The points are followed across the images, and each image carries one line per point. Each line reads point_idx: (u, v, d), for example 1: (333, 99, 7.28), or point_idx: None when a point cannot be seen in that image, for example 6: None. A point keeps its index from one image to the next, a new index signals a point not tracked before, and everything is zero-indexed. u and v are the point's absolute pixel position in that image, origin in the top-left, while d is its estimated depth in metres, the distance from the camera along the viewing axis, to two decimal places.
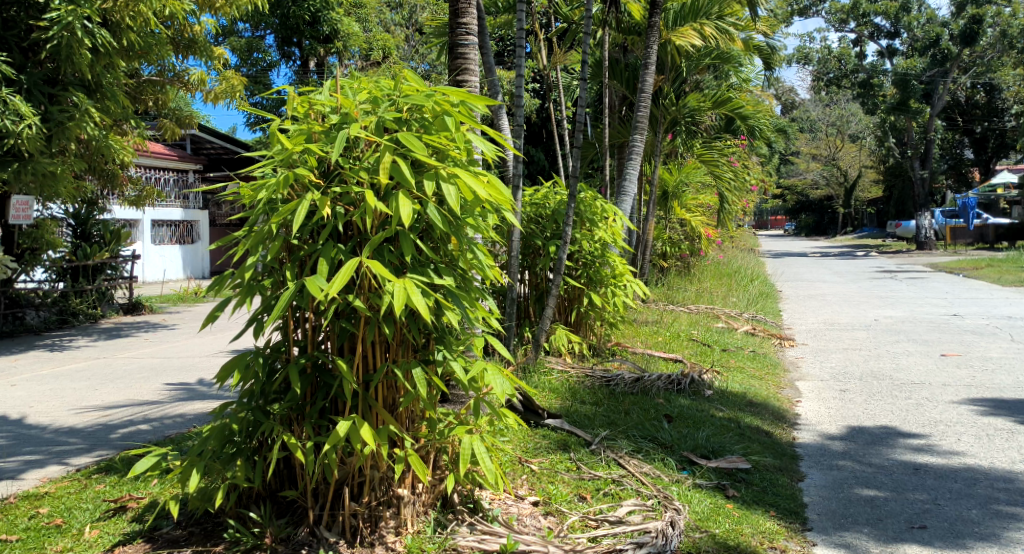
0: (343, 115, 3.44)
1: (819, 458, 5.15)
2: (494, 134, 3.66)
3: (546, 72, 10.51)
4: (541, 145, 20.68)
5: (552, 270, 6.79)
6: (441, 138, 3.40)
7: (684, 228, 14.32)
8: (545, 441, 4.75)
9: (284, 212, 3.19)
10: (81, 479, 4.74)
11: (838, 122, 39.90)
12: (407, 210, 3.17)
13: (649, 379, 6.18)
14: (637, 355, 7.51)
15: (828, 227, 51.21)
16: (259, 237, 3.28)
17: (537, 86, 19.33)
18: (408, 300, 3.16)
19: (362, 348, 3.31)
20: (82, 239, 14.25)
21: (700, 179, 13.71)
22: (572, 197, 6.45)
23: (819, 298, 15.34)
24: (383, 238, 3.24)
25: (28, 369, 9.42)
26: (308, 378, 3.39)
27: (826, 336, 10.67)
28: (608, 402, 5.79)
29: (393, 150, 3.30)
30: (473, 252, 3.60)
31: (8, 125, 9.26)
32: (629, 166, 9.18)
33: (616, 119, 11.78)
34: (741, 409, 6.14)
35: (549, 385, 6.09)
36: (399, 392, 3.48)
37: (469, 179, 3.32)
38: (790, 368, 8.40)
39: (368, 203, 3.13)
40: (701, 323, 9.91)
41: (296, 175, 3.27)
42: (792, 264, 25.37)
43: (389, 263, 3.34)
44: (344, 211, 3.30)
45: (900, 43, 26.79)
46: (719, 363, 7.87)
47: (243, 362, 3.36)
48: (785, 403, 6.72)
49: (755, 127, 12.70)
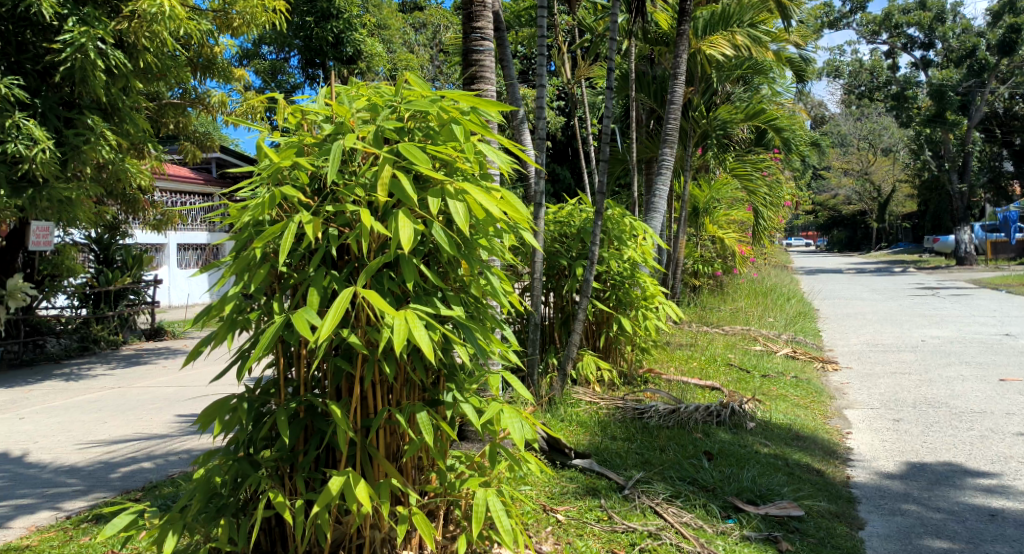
0: (336, 126, 3.03)
1: (879, 501, 4.63)
2: (510, 144, 3.26)
3: (569, 86, 10.11)
4: (568, 163, 20.33)
5: (578, 292, 6.34)
6: (448, 149, 2.99)
7: (715, 245, 13.80)
8: (572, 484, 4.30)
9: (268, 235, 2.78)
10: (68, 529, 4.36)
11: (869, 136, 38.90)
12: (408, 232, 2.74)
13: (686, 410, 5.63)
14: (671, 383, 7.00)
15: (861, 243, 50.21)
16: (240, 265, 2.88)
17: (562, 104, 19.00)
18: (410, 336, 2.73)
19: (359, 389, 2.88)
20: (105, 264, 13.90)
21: (733, 195, 13.20)
22: (599, 215, 6.01)
23: (860, 317, 14.69)
24: (382, 263, 2.80)
25: (39, 400, 9.13)
26: (298, 425, 2.95)
27: (871, 358, 10.07)
28: (641, 437, 5.29)
29: (393, 162, 2.89)
30: (489, 278, 3.17)
31: (21, 150, 9.04)
32: (658, 182, 8.72)
33: (644, 133, 11.35)
34: (788, 444, 5.61)
35: (577, 419, 5.64)
36: (403, 439, 3.04)
37: (480, 195, 2.88)
38: (835, 395, 7.85)
39: (364, 221, 2.72)
40: (739, 346, 9.36)
41: (283, 193, 2.86)
42: (827, 281, 24.62)
43: (389, 292, 2.89)
44: (337, 231, 2.88)
45: (935, 54, 26.07)
46: (760, 390, 7.34)
47: (224, 408, 2.95)
48: (835, 436, 6.17)
49: (791, 141, 12.18)
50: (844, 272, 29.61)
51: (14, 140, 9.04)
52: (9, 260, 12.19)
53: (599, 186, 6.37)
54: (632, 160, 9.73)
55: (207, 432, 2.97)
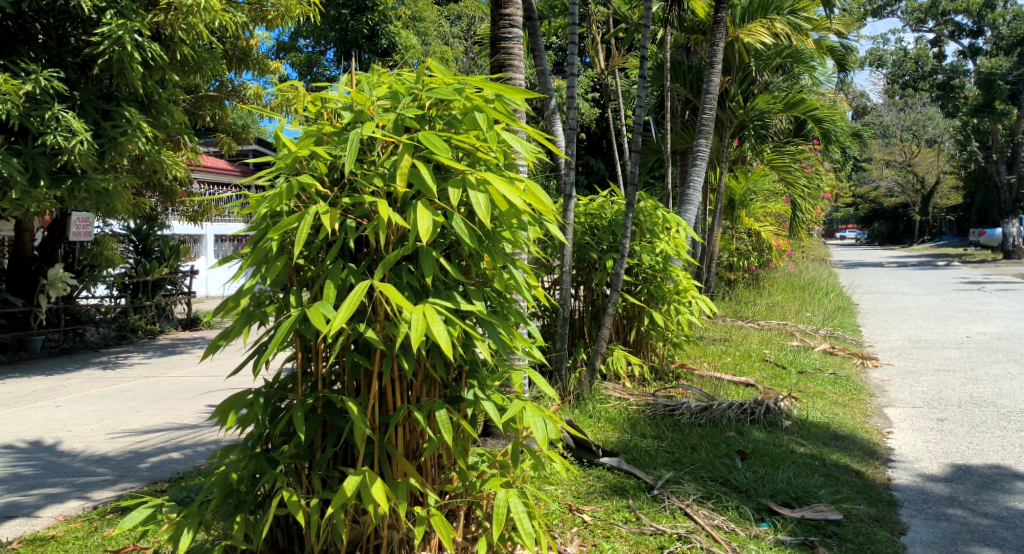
0: (355, 113, 2.93)
1: (922, 505, 4.47)
2: (535, 134, 3.16)
3: (603, 76, 9.95)
4: (602, 154, 20.14)
5: (609, 285, 6.21)
6: (470, 138, 2.89)
7: (751, 237, 13.55)
8: (600, 483, 4.20)
9: (284, 226, 2.71)
10: (93, 519, 4.37)
11: (913, 126, 37.97)
12: (427, 224, 2.65)
13: (718, 407, 5.48)
14: (704, 379, 6.85)
15: (903, 237, 49.12)
16: (256, 257, 2.81)
17: (597, 95, 18.81)
18: (428, 332, 2.64)
19: (377, 385, 2.81)
20: (143, 255, 14.19)
21: (770, 187, 12.93)
22: (631, 207, 5.87)
23: (901, 312, 14.32)
24: (400, 255, 2.71)
25: (76, 388, 9.25)
26: (315, 421, 2.89)
27: (914, 355, 9.78)
28: (672, 435, 5.16)
29: (412, 151, 2.80)
30: (512, 271, 3.06)
31: (60, 141, 9.14)
32: (692, 173, 8.55)
33: (679, 124, 11.16)
34: (826, 443, 5.44)
35: (606, 415, 5.53)
36: (423, 437, 2.95)
37: (502, 186, 2.78)
38: (875, 393, 7.63)
39: (381, 212, 2.63)
40: (775, 341, 9.15)
41: (300, 183, 2.78)
42: (868, 274, 24.11)
43: (408, 286, 2.81)
44: (354, 222, 2.79)
45: (983, 42, 25.28)
46: (796, 387, 7.15)
47: (240, 404, 2.89)
48: (875, 435, 5.98)
49: (831, 131, 11.88)
50: (885, 265, 29.02)
51: (52, 132, 9.14)
52: (50, 250, 12.39)
53: (630, 177, 6.24)
54: (666, 151, 9.55)
55: (223, 428, 2.92)
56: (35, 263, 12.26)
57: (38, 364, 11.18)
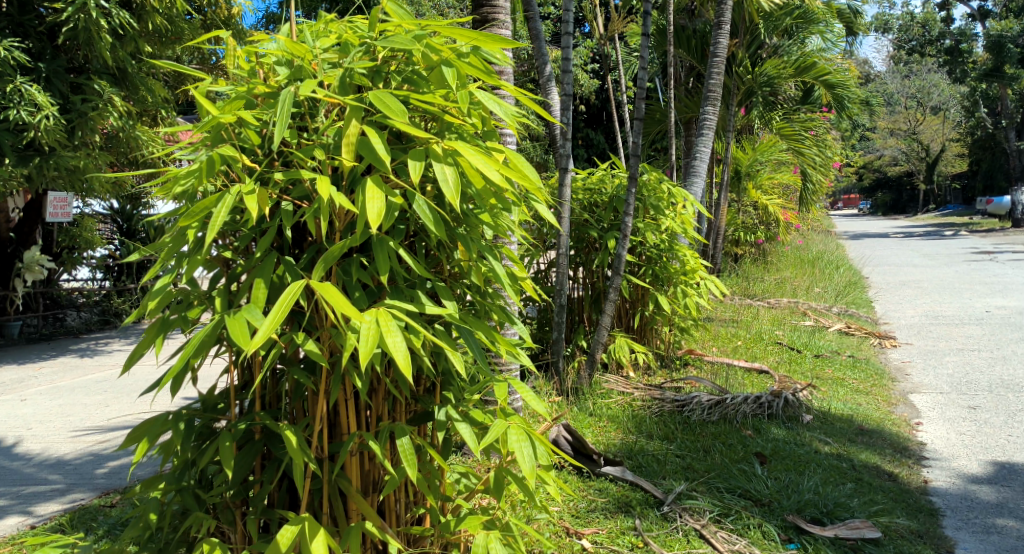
0: (293, 69, 2.33)
1: (967, 515, 3.95)
2: (521, 97, 2.59)
3: (603, 42, 9.31)
4: (602, 126, 19.56)
5: (611, 268, 5.67)
6: (437, 98, 2.31)
7: (758, 210, 13.00)
8: (603, 498, 3.70)
9: (197, 211, 2.13)
10: (30, 542, 3.83)
11: (918, 93, 37.07)
12: (378, 206, 2.08)
13: (732, 401, 4.94)
14: (713, 366, 6.36)
15: (907, 206, 48.51)
16: (170, 249, 2.23)
17: (595, 65, 18.18)
18: (383, 344, 2.08)
19: (323, 408, 2.25)
20: (127, 235, 13.44)
21: (778, 157, 12.35)
22: (633, 180, 5.30)
23: (914, 285, 13.75)
24: (346, 246, 2.13)
25: (47, 379, 8.69)
26: (250, 451, 2.34)
27: (932, 333, 9.24)
28: (681, 435, 4.63)
29: (361, 115, 2.22)
30: (491, 262, 2.50)
31: (24, 116, 8.45)
32: (698, 144, 7.99)
33: (683, 91, 10.56)
34: (851, 440, 4.90)
35: (607, 412, 5.00)
36: (385, 468, 2.41)
37: (474, 157, 2.21)
38: (897, 377, 7.08)
39: (321, 191, 2.06)
40: (786, 321, 8.61)
41: (221, 156, 2.19)
42: (874, 246, 23.58)
43: (359, 285, 2.24)
44: (290, 204, 2.22)
45: (994, 5, 24.47)
46: (813, 373, 6.64)
47: (157, 426, 2.27)
48: (903, 427, 5.46)
49: (844, 98, 11.28)
50: (890, 235, 28.40)
51: (15, 106, 8.45)
52: (27, 232, 11.78)
53: (634, 149, 5.65)
54: (671, 120, 8.91)
55: (134, 459, 2.30)
56: (12, 246, 11.65)
57: (13, 352, 10.59)
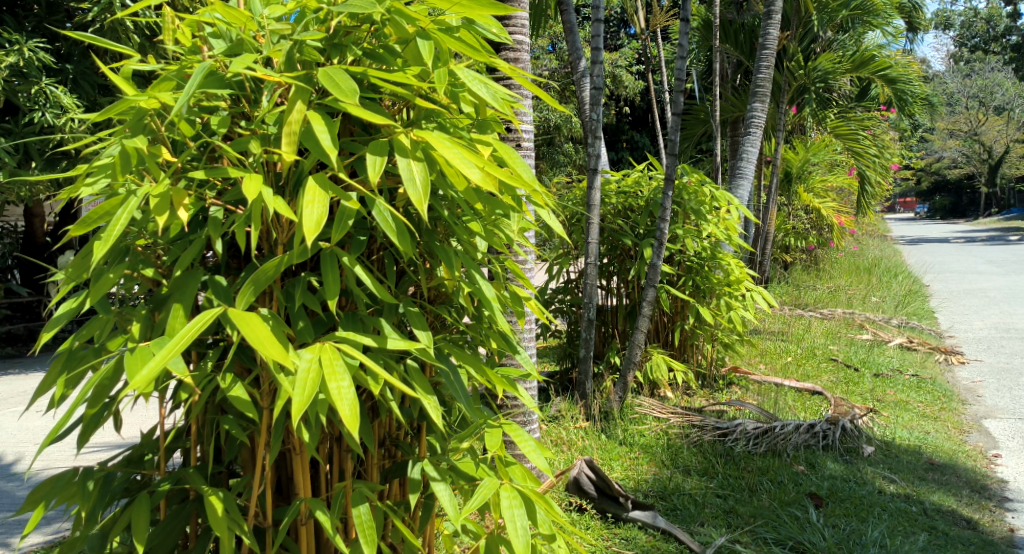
0: (233, 44, 1.87)
1: None
2: (524, 83, 2.11)
3: (646, 37, 8.78)
4: (647, 128, 19.04)
5: (646, 279, 5.15)
6: (408, 78, 1.84)
7: (810, 215, 12.31)
8: (629, 549, 3.20)
9: (97, 218, 1.68)
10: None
11: (980, 93, 35.50)
12: (321, 214, 1.61)
13: (782, 431, 4.37)
14: (762, 386, 5.82)
15: (968, 211, 46.77)
16: (74, 270, 1.78)
17: (640, 66, 17.69)
18: (326, 392, 1.60)
19: (263, 467, 1.79)
20: None
21: (832, 158, 11.70)
22: (671, 182, 4.76)
23: (980, 295, 12.86)
24: (284, 262, 1.66)
25: None
26: (180, 515, 1.89)
27: (1003, 349, 8.49)
28: (722, 469, 4.10)
29: (310, 98, 1.75)
30: (478, 283, 2.02)
31: (48, 118, 8.19)
32: (745, 144, 7.44)
33: (730, 89, 9.96)
34: (921, 477, 4.31)
35: (640, 441, 4.51)
36: (346, 540, 1.94)
37: (447, 152, 1.75)
38: (967, 400, 6.41)
39: (248, 193, 1.60)
40: (842, 335, 7.99)
41: (135, 149, 1.73)
42: (934, 252, 22.55)
43: (307, 313, 1.76)
44: (221, 208, 1.76)
45: None
46: (873, 393, 6.04)
47: (60, 486, 1.83)
48: (979, 461, 4.83)
49: (906, 94, 10.43)
50: (951, 240, 27.17)
51: (38, 108, 8.19)
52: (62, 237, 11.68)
53: (672, 147, 5.11)
54: (716, 120, 8.33)
55: (33, 526, 1.86)
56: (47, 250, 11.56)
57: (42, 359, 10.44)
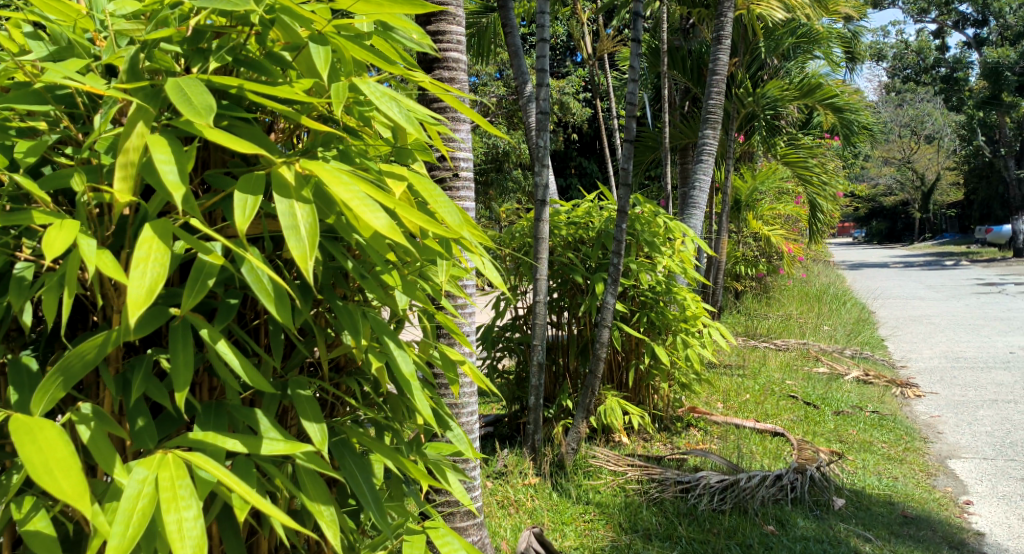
0: (58, 46, 1.42)
1: None
2: (456, 103, 1.69)
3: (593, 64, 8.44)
4: (594, 155, 18.85)
5: (598, 316, 4.76)
6: (295, 95, 1.40)
7: (759, 243, 12.15)
8: None
9: None
10: None
11: (913, 122, 36.45)
12: (156, 275, 1.15)
13: (747, 484, 3.98)
14: (721, 428, 5.48)
15: (904, 235, 47.96)
16: None
17: (587, 93, 17.51)
18: (161, 527, 1.13)
19: None
20: None
21: (780, 185, 11.56)
22: (623, 213, 4.37)
23: (926, 322, 12.85)
24: (108, 341, 1.19)
25: None
26: None
27: (956, 381, 8.32)
28: (684, 532, 3.69)
29: (154, 117, 1.30)
30: (393, 355, 1.57)
31: None
32: (697, 171, 7.15)
33: (678, 115, 9.72)
34: (896, 534, 3.97)
35: (594, 498, 4.09)
36: None
37: (339, 191, 1.31)
38: (929, 438, 6.14)
39: (52, 244, 1.14)
40: (798, 368, 7.73)
41: None
42: (875, 277, 22.79)
43: (150, 408, 1.30)
44: (32, 262, 1.30)
45: (989, 32, 23.63)
46: (834, 433, 5.74)
47: None
48: (951, 510, 4.52)
49: (852, 123, 10.43)
50: (891, 265, 27.63)
51: None
52: None
53: (624, 176, 4.74)
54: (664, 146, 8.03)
55: None
56: None
57: None
